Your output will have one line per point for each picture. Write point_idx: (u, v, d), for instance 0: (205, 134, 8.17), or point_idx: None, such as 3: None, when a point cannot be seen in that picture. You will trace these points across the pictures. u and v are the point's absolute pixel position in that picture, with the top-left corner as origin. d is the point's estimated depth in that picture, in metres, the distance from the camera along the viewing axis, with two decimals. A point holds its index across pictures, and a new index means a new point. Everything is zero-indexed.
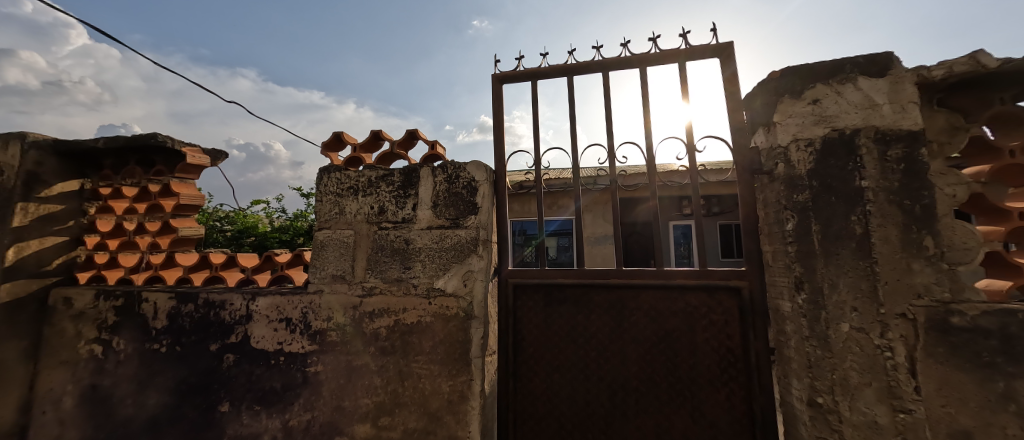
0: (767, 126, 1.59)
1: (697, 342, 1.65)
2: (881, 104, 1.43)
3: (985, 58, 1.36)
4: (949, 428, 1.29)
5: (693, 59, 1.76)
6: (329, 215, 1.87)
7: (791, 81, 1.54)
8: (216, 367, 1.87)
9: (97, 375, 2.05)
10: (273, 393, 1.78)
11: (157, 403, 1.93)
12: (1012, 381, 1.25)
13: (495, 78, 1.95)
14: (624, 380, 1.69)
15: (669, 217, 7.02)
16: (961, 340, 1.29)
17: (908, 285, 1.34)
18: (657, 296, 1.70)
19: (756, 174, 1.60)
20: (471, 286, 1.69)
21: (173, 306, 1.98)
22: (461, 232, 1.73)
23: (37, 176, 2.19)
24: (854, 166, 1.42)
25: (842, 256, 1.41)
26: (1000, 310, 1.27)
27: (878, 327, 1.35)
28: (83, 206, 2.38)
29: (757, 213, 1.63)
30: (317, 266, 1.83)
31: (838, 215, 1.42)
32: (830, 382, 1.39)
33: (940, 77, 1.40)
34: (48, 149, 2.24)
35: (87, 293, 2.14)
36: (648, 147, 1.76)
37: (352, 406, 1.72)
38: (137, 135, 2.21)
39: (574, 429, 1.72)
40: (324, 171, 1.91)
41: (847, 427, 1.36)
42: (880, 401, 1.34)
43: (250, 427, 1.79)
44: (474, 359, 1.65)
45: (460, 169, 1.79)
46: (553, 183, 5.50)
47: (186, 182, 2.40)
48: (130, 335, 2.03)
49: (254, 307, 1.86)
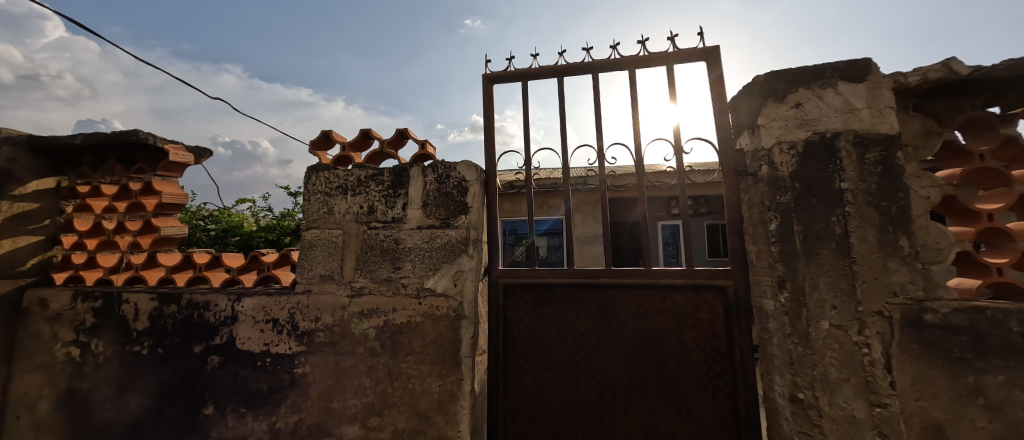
0: (752, 128, 1.62)
1: (684, 341, 1.68)
2: (860, 108, 1.48)
3: (957, 65, 1.42)
4: (922, 421, 1.35)
5: (680, 62, 1.79)
6: (318, 215, 1.85)
7: (775, 85, 1.57)
8: (201, 369, 1.84)
9: (74, 379, 1.99)
10: (259, 395, 1.76)
11: (138, 407, 1.88)
12: (980, 375, 1.31)
13: (486, 78, 1.95)
14: (613, 379, 1.72)
15: (657, 217, 7.12)
16: (935, 336, 1.35)
17: (885, 283, 1.39)
18: (645, 294, 1.73)
19: (741, 175, 1.64)
20: (461, 285, 1.69)
21: (155, 307, 1.94)
22: (451, 232, 1.74)
23: (10, 173, 2.12)
24: (834, 169, 1.47)
25: (823, 256, 1.45)
26: (969, 308, 1.33)
27: (857, 325, 1.40)
28: (60, 205, 2.32)
29: (742, 213, 1.67)
30: (306, 266, 1.82)
31: (819, 216, 1.47)
32: (811, 378, 1.43)
33: (915, 83, 1.46)
34: (22, 146, 2.17)
35: (64, 294, 2.08)
36: (636, 149, 1.79)
37: (340, 407, 1.71)
38: (117, 132, 2.16)
39: (563, 427, 1.73)
40: (312, 170, 1.89)
41: (826, 421, 1.40)
42: (858, 396, 1.38)
43: (235, 430, 1.76)
44: (464, 358, 1.66)
45: (451, 169, 1.79)
46: (544, 182, 5.52)
47: (169, 180, 2.35)
48: (109, 337, 1.98)
49: (240, 308, 1.83)
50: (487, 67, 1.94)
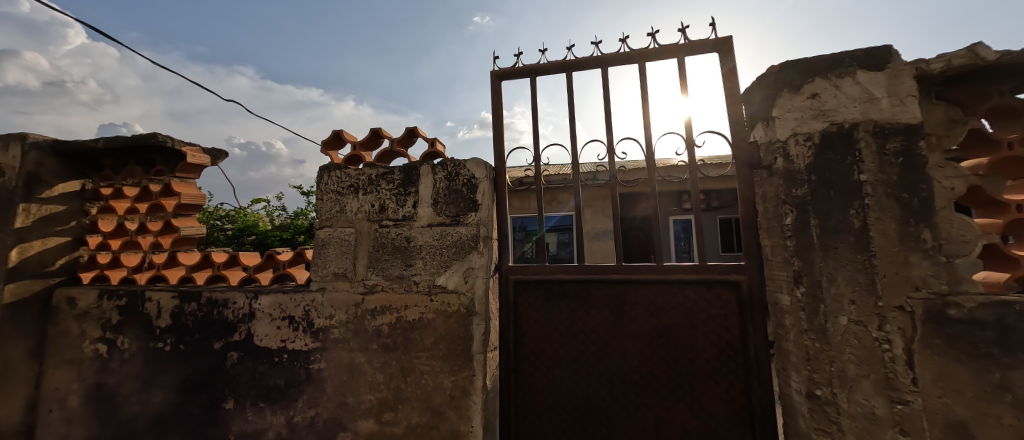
0: (766, 120, 1.59)
1: (697, 336, 1.66)
2: (880, 97, 1.43)
3: (983, 50, 1.36)
4: (945, 418, 1.31)
5: (692, 54, 1.76)
6: (330, 213, 1.87)
7: (789, 76, 1.54)
8: (220, 364, 1.88)
9: (101, 374, 2.06)
10: (277, 390, 1.80)
11: (161, 402, 1.94)
12: (1008, 371, 1.26)
13: (494, 75, 1.95)
14: (624, 374, 1.71)
15: (669, 212, 7.06)
16: (958, 331, 1.30)
17: (906, 277, 1.35)
18: (656, 290, 1.71)
19: (755, 168, 1.61)
20: (472, 282, 1.70)
21: (176, 305, 1.99)
22: (461, 229, 1.74)
23: (38, 176, 2.20)
24: (852, 161, 1.43)
25: (841, 250, 1.42)
26: (996, 302, 1.27)
27: (876, 320, 1.36)
28: (84, 207, 2.39)
29: (756, 207, 1.65)
30: (319, 264, 1.84)
31: (836, 208, 1.43)
32: (828, 374, 1.40)
33: (938, 70, 1.41)
34: (48, 150, 2.24)
35: (90, 292, 2.15)
36: (647, 143, 1.77)
37: (355, 402, 1.73)
38: (137, 135, 2.22)
39: (575, 423, 1.73)
40: (324, 169, 1.91)
41: (844, 418, 1.37)
42: (878, 393, 1.35)
43: (254, 424, 1.80)
44: (475, 354, 1.66)
45: (460, 166, 1.79)
46: (553, 178, 5.51)
47: (188, 182, 2.42)
48: (134, 334, 2.04)
49: (257, 305, 1.87)
50: (496, 64, 1.94)
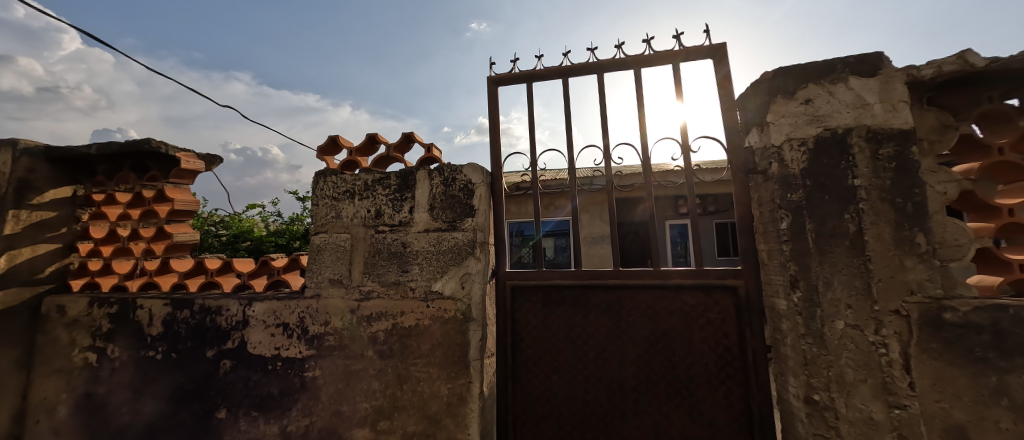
0: (761, 126, 1.60)
1: (695, 341, 1.66)
2: (872, 103, 1.45)
3: (973, 57, 1.38)
4: (943, 423, 1.31)
5: (687, 60, 1.77)
6: (326, 219, 1.86)
7: (783, 82, 1.55)
8: (213, 373, 1.86)
9: (91, 383, 2.03)
10: (271, 398, 1.78)
11: (153, 411, 1.91)
12: (1004, 375, 1.26)
13: (491, 80, 1.96)
14: (623, 380, 1.70)
15: (665, 217, 7.08)
16: (954, 335, 1.31)
17: (902, 281, 1.36)
18: (654, 295, 1.71)
19: (751, 173, 1.61)
20: (469, 288, 1.69)
21: (168, 312, 1.96)
22: (458, 234, 1.74)
23: (29, 183, 2.17)
24: (847, 165, 1.44)
25: (837, 254, 1.42)
26: (991, 306, 1.28)
27: (873, 324, 1.37)
28: (76, 213, 2.36)
29: (752, 212, 1.65)
30: (315, 270, 1.83)
31: (831, 213, 1.44)
32: (826, 379, 1.40)
33: (929, 76, 1.42)
34: (41, 156, 2.22)
35: (81, 300, 2.12)
36: (644, 148, 1.77)
37: (350, 411, 1.71)
38: (130, 141, 2.20)
39: (573, 430, 1.72)
40: (320, 175, 1.90)
41: (843, 423, 1.37)
42: (875, 397, 1.35)
43: (248, 433, 1.78)
44: (472, 361, 1.65)
45: (457, 171, 1.79)
46: (550, 183, 5.52)
47: (182, 187, 2.40)
48: (125, 342, 2.01)
49: (251, 312, 1.85)
50: (493, 70, 1.95)
